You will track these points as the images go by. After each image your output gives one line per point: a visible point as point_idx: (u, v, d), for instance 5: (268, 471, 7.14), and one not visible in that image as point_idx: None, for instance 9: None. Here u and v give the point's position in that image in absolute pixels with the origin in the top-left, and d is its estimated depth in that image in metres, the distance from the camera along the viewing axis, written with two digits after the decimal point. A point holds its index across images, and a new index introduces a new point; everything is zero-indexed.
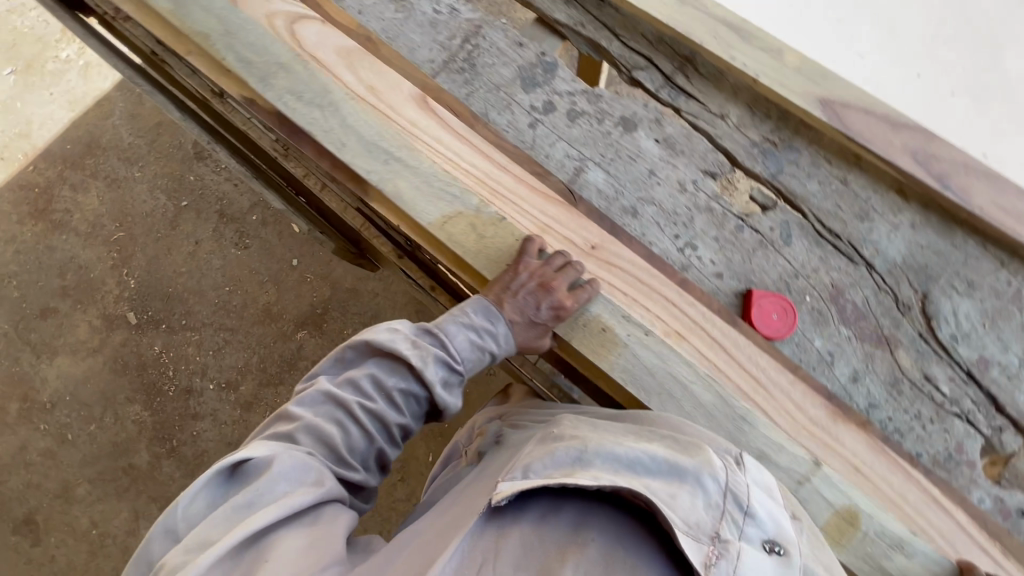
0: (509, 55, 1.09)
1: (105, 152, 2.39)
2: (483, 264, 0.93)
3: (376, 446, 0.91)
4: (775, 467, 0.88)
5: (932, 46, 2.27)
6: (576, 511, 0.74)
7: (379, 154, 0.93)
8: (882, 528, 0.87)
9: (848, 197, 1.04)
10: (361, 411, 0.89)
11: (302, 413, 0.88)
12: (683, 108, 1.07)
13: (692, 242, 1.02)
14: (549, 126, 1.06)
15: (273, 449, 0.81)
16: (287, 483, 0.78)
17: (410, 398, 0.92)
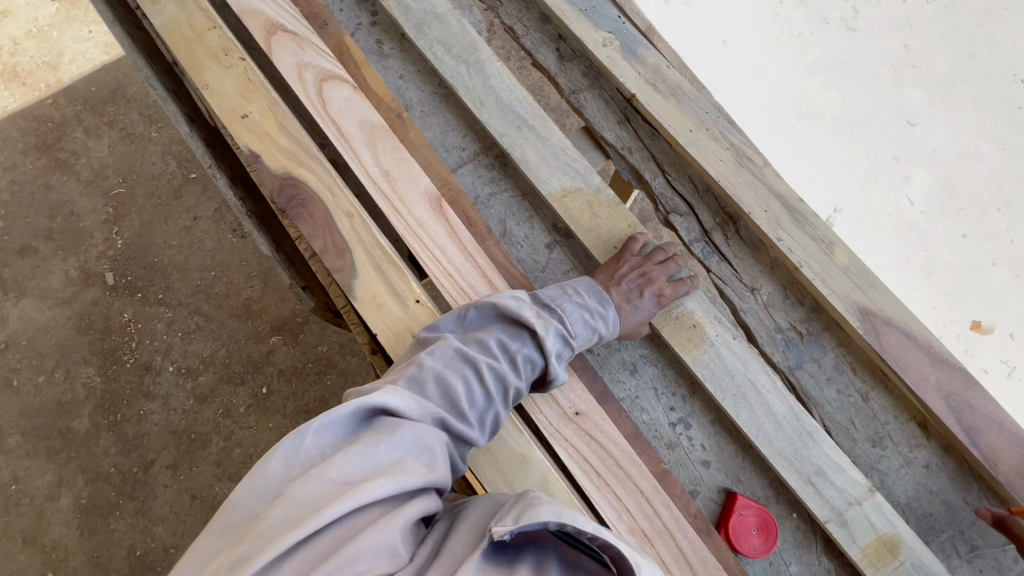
0: (555, 155, 1.06)
1: (127, 104, 2.32)
2: (593, 241, 1.04)
3: (494, 409, 0.85)
4: (828, 483, 0.92)
5: (985, 208, 2.16)
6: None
7: (514, 120, 1.07)
8: (918, 561, 0.89)
9: (865, 414, 1.04)
10: (488, 367, 0.85)
11: (430, 363, 0.83)
12: (713, 270, 1.09)
13: (685, 420, 1.02)
14: (565, 256, 1.10)
15: (401, 400, 0.76)
16: (404, 452, 0.70)
17: (530, 365, 0.89)
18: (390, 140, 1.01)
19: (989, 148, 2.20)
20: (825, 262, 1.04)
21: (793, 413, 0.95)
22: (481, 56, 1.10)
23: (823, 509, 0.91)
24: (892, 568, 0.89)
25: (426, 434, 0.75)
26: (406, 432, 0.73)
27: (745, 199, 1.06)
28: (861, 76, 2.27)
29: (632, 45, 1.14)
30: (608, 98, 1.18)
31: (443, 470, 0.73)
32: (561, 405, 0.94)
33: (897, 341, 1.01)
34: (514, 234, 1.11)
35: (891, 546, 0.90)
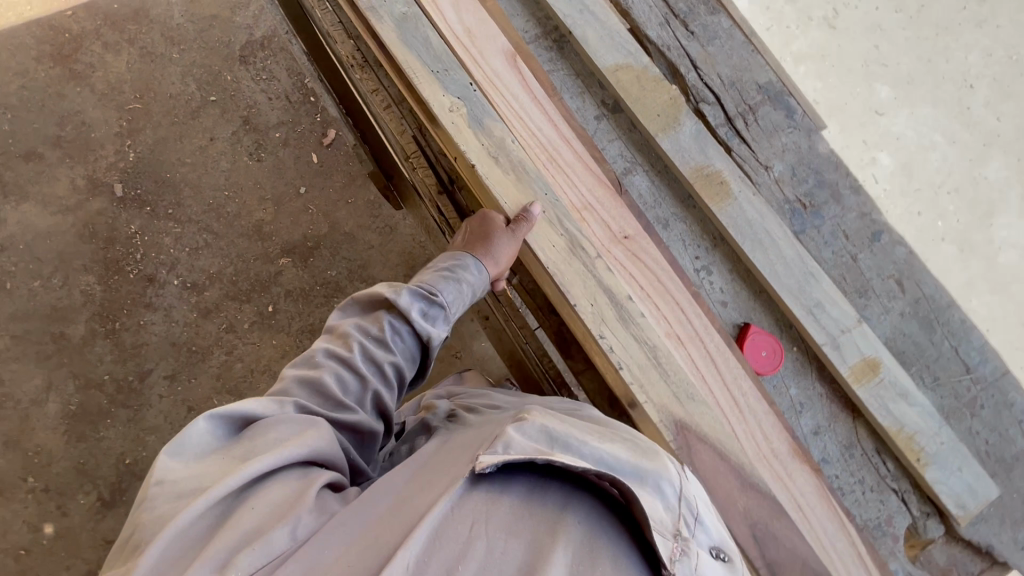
0: (610, 34, 1.09)
1: (149, 24, 2.35)
2: (640, 111, 1.07)
3: (372, 387, 0.97)
4: (825, 314, 1.02)
5: (937, 191, 2.47)
6: (559, 496, 0.74)
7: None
8: (895, 379, 1.01)
9: (853, 271, 1.08)
10: (355, 353, 0.98)
11: (299, 371, 0.95)
12: (734, 150, 1.13)
13: (707, 266, 1.08)
14: (612, 128, 1.12)
15: (265, 403, 0.86)
16: (278, 438, 0.80)
17: (402, 340, 1.03)
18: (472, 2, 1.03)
19: (942, 140, 2.51)
20: (648, 368, 0.88)
21: (801, 259, 1.04)
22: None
23: (822, 335, 1.01)
24: (874, 383, 1.00)
25: (300, 417, 0.86)
26: (275, 423, 0.84)
27: (574, 282, 0.90)
28: (839, 69, 2.55)
29: (478, 112, 0.96)
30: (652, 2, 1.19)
31: (317, 442, 0.82)
32: (611, 228, 0.96)
33: (704, 455, 0.86)
34: (564, 86, 1.13)
35: (873, 366, 1.01)
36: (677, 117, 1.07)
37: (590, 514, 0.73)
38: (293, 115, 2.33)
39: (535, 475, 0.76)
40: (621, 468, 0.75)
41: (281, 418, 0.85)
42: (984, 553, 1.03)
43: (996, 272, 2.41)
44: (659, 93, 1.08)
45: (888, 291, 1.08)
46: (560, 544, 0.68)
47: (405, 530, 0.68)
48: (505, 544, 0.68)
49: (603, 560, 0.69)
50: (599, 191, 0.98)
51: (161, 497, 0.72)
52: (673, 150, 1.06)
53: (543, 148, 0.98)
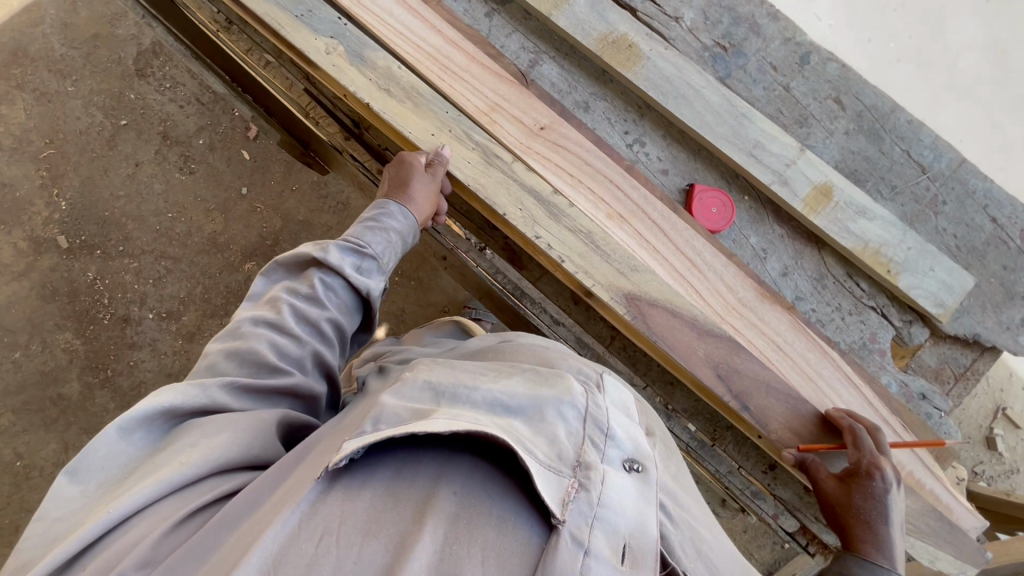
0: None
1: (32, 63, 2.21)
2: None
3: (311, 347, 0.94)
4: (766, 152, 0.99)
5: (884, 10, 2.35)
6: (432, 471, 0.69)
7: None
8: (849, 198, 0.99)
9: (788, 102, 1.03)
10: (289, 315, 0.94)
11: (227, 344, 0.89)
12: (640, 11, 1.05)
13: (640, 138, 1.03)
14: (506, 23, 1.04)
15: (183, 398, 0.78)
16: (177, 454, 0.73)
17: (340, 296, 1.01)
18: None
19: None
20: (589, 253, 0.85)
21: (728, 102, 1.00)
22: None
23: (767, 174, 0.98)
24: (829, 208, 0.98)
25: (223, 416, 0.78)
26: (187, 432, 0.76)
27: (497, 187, 0.86)
28: None
29: (355, 45, 0.87)
30: None
31: (224, 451, 0.73)
32: (524, 121, 0.91)
33: (664, 320, 0.84)
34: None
35: (826, 192, 0.99)
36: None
37: (467, 481, 0.68)
38: (211, 116, 2.23)
39: (407, 451, 0.71)
40: (515, 404, 0.75)
41: (195, 426, 0.77)
42: (971, 342, 1.04)
43: (959, 78, 2.33)
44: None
45: (828, 112, 1.03)
46: (427, 526, 0.63)
47: (246, 547, 0.60)
48: (364, 541, 0.61)
49: (483, 531, 0.64)
50: (503, 89, 0.92)
51: (52, 525, 0.68)
52: (572, 25, 1.00)
53: (429, 58, 0.91)
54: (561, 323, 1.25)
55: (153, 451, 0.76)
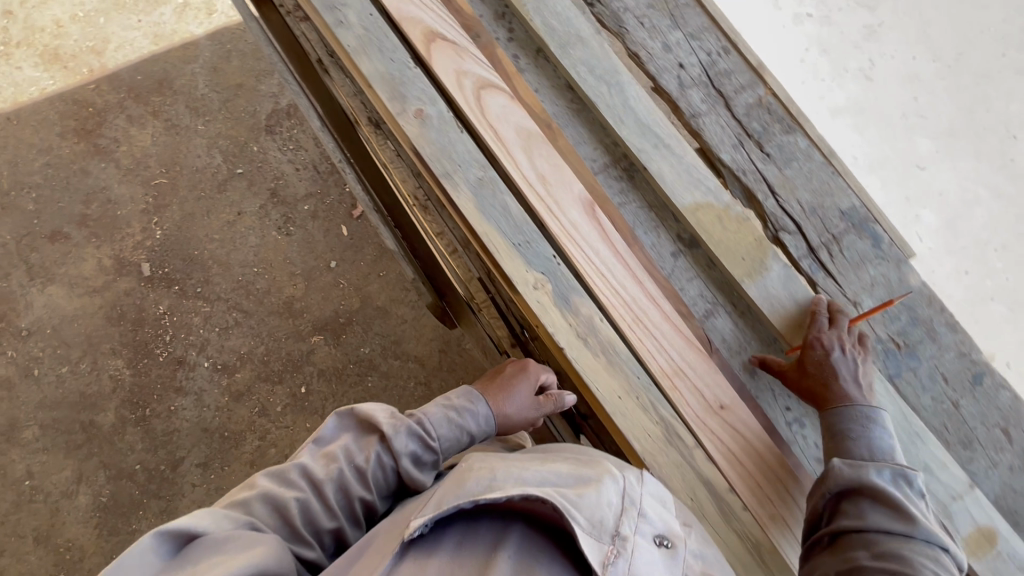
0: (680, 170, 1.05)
1: (173, 95, 2.30)
2: (723, 255, 1.01)
3: (336, 527, 0.77)
4: (932, 477, 0.95)
5: (983, 248, 2.42)
6: (491, 537, 0.68)
7: (650, 135, 1.05)
8: (1012, 551, 0.94)
9: (955, 419, 1.02)
10: (331, 482, 0.79)
11: (268, 483, 0.76)
12: (819, 285, 1.06)
13: (800, 418, 1.00)
14: (690, 266, 1.05)
15: (215, 519, 0.67)
16: (221, 558, 0.62)
17: (383, 488, 0.83)
18: (547, 147, 0.98)
19: (986, 194, 2.44)
20: (750, 561, 0.85)
21: (902, 413, 0.98)
22: (621, 78, 1.07)
23: (932, 503, 0.94)
24: (991, 557, 0.94)
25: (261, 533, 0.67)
26: (216, 539, 0.64)
27: (665, 464, 0.85)
28: (877, 122, 2.51)
29: (564, 288, 0.89)
30: (725, 124, 1.13)
31: (273, 559, 0.63)
32: (706, 397, 0.89)
33: None
34: (637, 220, 1.06)
35: (989, 536, 0.95)
36: (762, 260, 1.01)
37: (523, 542, 0.67)
38: (321, 186, 2.27)
39: (466, 522, 0.70)
40: (561, 477, 0.73)
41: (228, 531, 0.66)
42: None
43: None
44: (743, 236, 1.02)
45: (994, 441, 1.01)
46: None
47: None
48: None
49: None
50: (691, 355, 0.91)
51: None
52: (761, 296, 1.00)
53: (625, 311, 0.90)
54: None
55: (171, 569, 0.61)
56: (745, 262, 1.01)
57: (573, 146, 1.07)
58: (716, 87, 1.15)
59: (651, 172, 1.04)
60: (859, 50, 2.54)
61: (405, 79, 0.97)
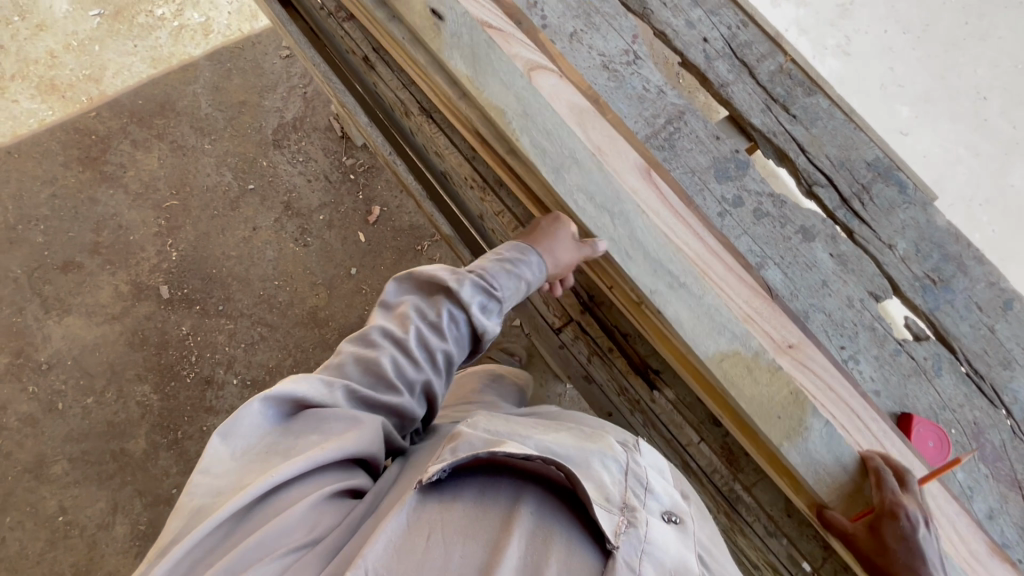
0: (707, 145, 1.17)
1: (177, 117, 2.30)
2: (755, 411, 0.87)
3: (424, 377, 0.88)
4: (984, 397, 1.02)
5: (969, 204, 2.56)
6: (510, 491, 0.72)
7: (662, 272, 0.90)
8: None
9: (993, 343, 1.10)
10: (411, 338, 0.87)
11: (356, 347, 0.86)
12: (856, 232, 1.15)
13: (855, 355, 1.07)
14: (736, 223, 1.13)
15: (315, 388, 0.77)
16: (319, 434, 0.73)
17: (459, 329, 0.92)
18: (599, 121, 1.04)
19: (965, 153, 2.60)
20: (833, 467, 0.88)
21: (938, 344, 1.09)
22: (625, 203, 0.93)
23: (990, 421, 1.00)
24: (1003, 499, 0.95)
25: (342, 413, 0.77)
26: (332, 423, 0.75)
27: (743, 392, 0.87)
28: (858, 94, 2.65)
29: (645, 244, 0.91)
30: (751, 91, 1.21)
31: (356, 444, 0.74)
32: (774, 337, 0.95)
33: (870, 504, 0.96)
34: (684, 184, 1.14)
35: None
36: (803, 419, 0.86)
37: (541, 500, 0.71)
38: (335, 194, 2.29)
39: (483, 475, 0.74)
40: (564, 447, 0.79)
41: (343, 417, 0.76)
42: None
43: None
44: (777, 388, 0.88)
45: None
46: (512, 535, 0.66)
47: (365, 543, 0.65)
48: (462, 544, 0.66)
49: (554, 540, 0.67)
50: (756, 302, 0.97)
51: (203, 489, 0.66)
52: (804, 467, 0.87)
53: (694, 261, 0.95)
54: (774, 534, 1.00)
55: (287, 433, 0.73)
56: (779, 423, 0.87)
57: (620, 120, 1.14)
58: (740, 58, 1.23)
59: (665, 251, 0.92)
60: (835, 28, 2.67)
61: None
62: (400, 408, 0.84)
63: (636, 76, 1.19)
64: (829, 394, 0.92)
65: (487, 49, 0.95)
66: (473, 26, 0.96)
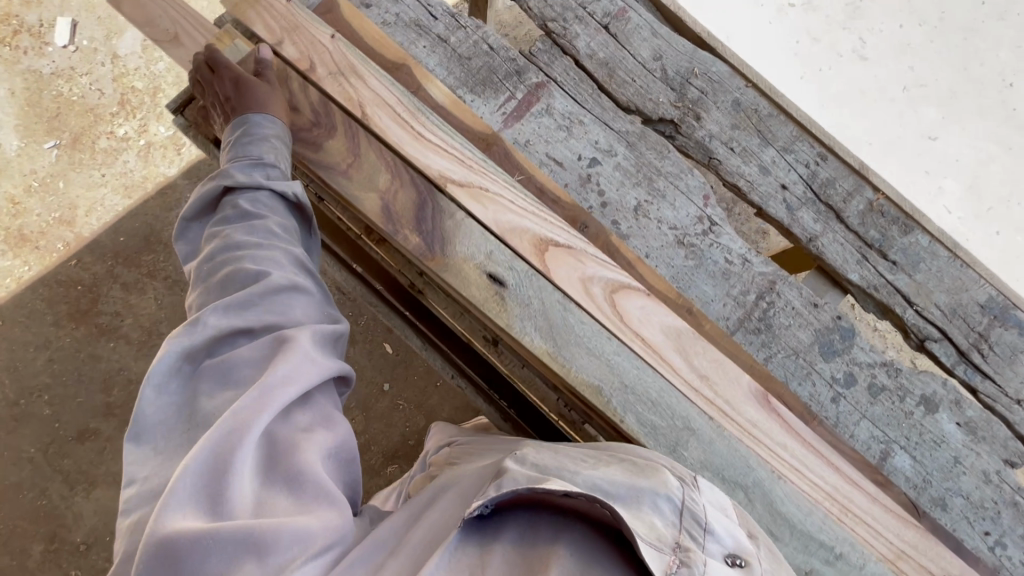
0: (805, 317, 1.04)
1: (165, 249, 2.09)
2: None
3: (277, 271, 0.80)
4: None
5: (1009, 204, 2.42)
6: (551, 527, 0.62)
7: (816, 547, 0.85)
8: None
9: None
10: (233, 255, 0.80)
11: (194, 325, 0.75)
12: (980, 391, 1.05)
13: (1001, 539, 0.99)
14: (852, 406, 1.01)
15: (184, 334, 0.74)
16: (248, 369, 0.72)
17: (268, 210, 0.86)
18: (700, 341, 0.91)
19: (998, 149, 2.44)
20: None
21: None
22: (755, 469, 0.87)
23: None
24: None
25: (244, 349, 0.74)
26: (238, 358, 0.73)
27: None
28: (881, 101, 2.46)
29: (769, 497, 0.86)
30: (843, 240, 1.07)
31: (306, 373, 0.72)
32: (936, 573, 0.87)
33: None
34: (788, 370, 1.01)
35: None
36: None
37: (584, 545, 0.60)
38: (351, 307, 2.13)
39: (525, 512, 0.64)
40: (614, 486, 0.62)
41: (250, 351, 0.73)
42: None
43: None
44: None
45: None
46: None
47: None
48: None
49: None
50: (909, 534, 0.88)
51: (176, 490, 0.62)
52: None
53: (831, 502, 0.88)
54: None
55: (197, 378, 0.73)
56: None
57: (709, 311, 1.02)
58: (824, 201, 1.08)
59: (800, 511, 0.86)
60: (848, 31, 2.48)
61: (532, 304, 0.88)
62: (293, 322, 0.77)
63: (716, 247, 1.04)
64: None
65: (562, 317, 0.88)
66: (542, 289, 0.89)
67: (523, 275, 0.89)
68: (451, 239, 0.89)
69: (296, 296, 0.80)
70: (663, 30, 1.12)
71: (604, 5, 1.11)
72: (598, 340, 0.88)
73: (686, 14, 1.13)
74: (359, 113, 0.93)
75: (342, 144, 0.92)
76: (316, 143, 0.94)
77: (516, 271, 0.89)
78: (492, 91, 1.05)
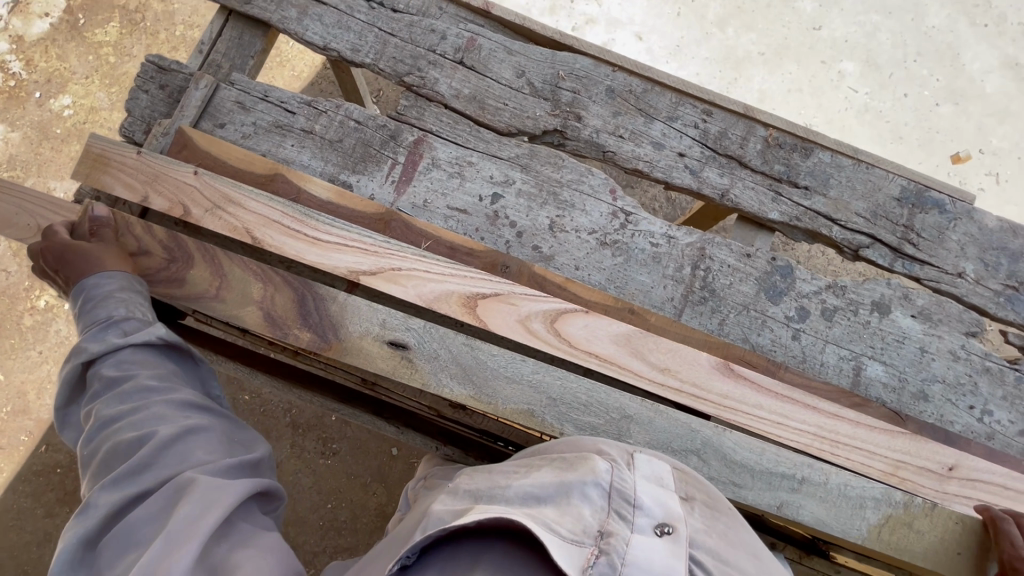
0: (743, 269, 1.06)
1: None
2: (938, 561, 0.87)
3: (156, 423, 0.78)
4: None
5: (906, 65, 2.43)
6: (472, 554, 0.57)
7: (775, 478, 0.89)
8: None
9: None
10: (111, 428, 0.79)
11: (88, 505, 0.72)
12: (923, 278, 1.08)
13: (986, 408, 1.03)
14: (813, 337, 1.04)
15: (82, 515, 0.71)
16: (151, 524, 0.69)
17: (139, 365, 0.83)
18: (652, 338, 0.92)
19: (880, 17, 2.45)
20: None
21: None
22: (699, 430, 0.89)
23: None
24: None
25: (144, 503, 0.71)
26: (139, 518, 0.69)
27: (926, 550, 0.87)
28: (759, 9, 2.46)
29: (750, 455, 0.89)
30: (753, 184, 1.09)
31: (217, 498, 0.70)
32: (933, 469, 0.90)
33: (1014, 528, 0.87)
34: (744, 326, 1.03)
35: None
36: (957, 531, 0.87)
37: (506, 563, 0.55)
38: None
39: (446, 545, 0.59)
40: (543, 489, 0.59)
41: (152, 504, 0.70)
42: None
43: (998, 100, 2.41)
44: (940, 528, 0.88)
45: None
46: None
47: None
48: None
49: None
50: (897, 442, 0.91)
51: None
52: None
53: (818, 443, 0.90)
54: None
55: (101, 556, 0.69)
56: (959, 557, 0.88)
57: (650, 298, 1.03)
58: (723, 153, 1.10)
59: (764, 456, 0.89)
60: None
61: (477, 367, 0.89)
62: (194, 463, 0.75)
63: (638, 235, 1.05)
64: (1005, 492, 0.90)
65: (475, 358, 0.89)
66: (444, 337, 0.89)
67: (422, 331, 0.89)
68: (344, 323, 0.89)
69: (193, 439, 0.78)
70: (517, 45, 1.12)
71: (452, 41, 1.11)
72: (555, 369, 0.90)
73: (533, 23, 1.13)
74: (251, 236, 0.91)
75: (204, 271, 0.90)
76: (178, 279, 0.91)
77: (413, 329, 0.89)
78: (374, 164, 1.04)
